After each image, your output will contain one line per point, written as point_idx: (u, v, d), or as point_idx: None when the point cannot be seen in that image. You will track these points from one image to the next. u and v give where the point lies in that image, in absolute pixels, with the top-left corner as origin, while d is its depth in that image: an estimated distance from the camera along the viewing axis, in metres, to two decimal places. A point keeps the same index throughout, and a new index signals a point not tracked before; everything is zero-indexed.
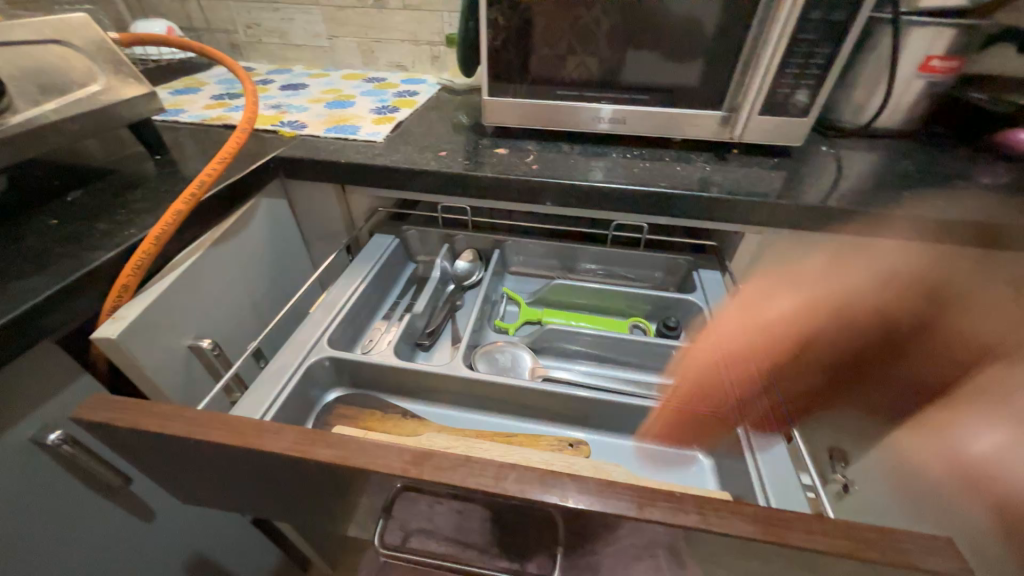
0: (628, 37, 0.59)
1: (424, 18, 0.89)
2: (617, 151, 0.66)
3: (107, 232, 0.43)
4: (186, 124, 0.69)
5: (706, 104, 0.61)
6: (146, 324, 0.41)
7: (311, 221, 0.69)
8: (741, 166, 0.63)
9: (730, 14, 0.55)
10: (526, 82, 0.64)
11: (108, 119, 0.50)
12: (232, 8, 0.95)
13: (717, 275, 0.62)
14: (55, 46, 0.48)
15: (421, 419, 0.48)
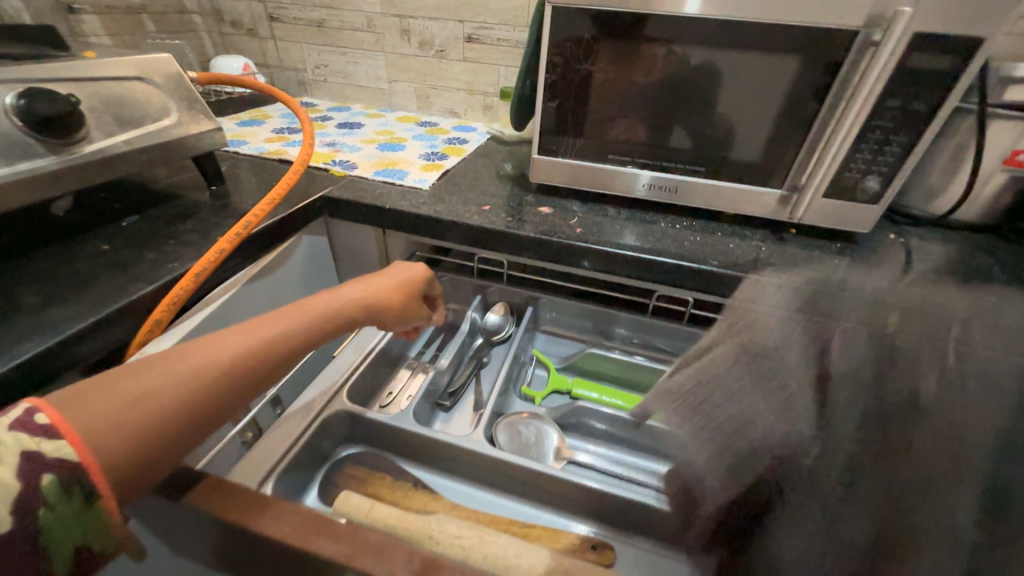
0: (687, 108, 0.58)
1: (481, 70, 0.92)
2: (667, 220, 0.64)
3: (151, 263, 0.44)
4: (245, 155, 0.72)
5: (765, 182, 0.58)
6: None
7: (348, 259, 0.69)
8: (801, 249, 0.59)
9: (798, 95, 0.53)
10: (577, 144, 0.63)
11: (173, 151, 0.52)
12: (304, 50, 1.01)
13: None
14: (137, 83, 0.50)
15: (431, 492, 0.45)
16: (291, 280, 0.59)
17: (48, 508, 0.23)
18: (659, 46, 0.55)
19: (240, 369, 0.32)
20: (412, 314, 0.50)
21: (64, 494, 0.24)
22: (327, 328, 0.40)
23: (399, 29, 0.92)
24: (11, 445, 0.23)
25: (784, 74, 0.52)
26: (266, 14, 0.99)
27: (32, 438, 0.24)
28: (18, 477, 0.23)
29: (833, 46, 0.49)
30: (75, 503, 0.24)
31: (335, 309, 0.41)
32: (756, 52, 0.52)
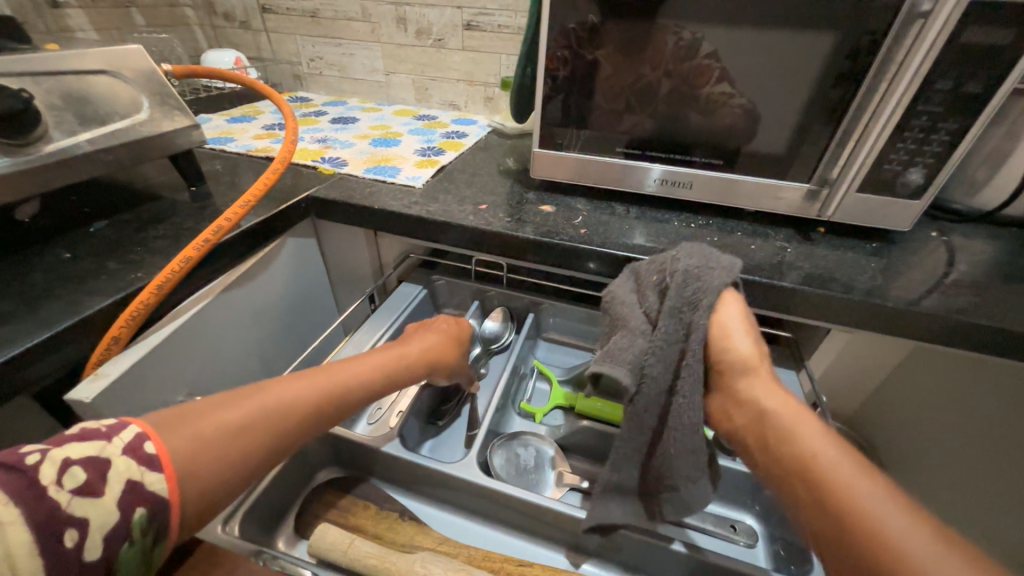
0: (703, 98, 0.52)
1: (481, 60, 0.87)
2: (680, 219, 0.58)
3: (114, 275, 0.40)
4: (231, 153, 0.68)
5: (790, 176, 0.53)
6: (131, 382, 0.37)
7: (339, 262, 0.65)
8: (831, 250, 0.54)
9: (830, 78, 0.47)
10: (581, 137, 0.58)
11: (144, 151, 0.49)
12: (299, 42, 0.97)
13: (794, 376, 0.52)
14: (102, 77, 0.47)
15: (418, 522, 0.41)
16: (275, 287, 0.56)
17: (129, 544, 0.24)
18: (671, 33, 0.50)
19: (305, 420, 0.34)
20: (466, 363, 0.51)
21: (145, 530, 0.25)
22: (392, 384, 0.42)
23: (394, 17, 0.87)
24: (121, 472, 0.25)
25: (814, 55, 0.46)
26: (258, 5, 0.95)
27: (138, 467, 0.26)
28: (116, 506, 0.24)
29: (873, 20, 0.43)
30: (146, 541, 0.25)
31: (403, 363, 0.42)
32: (781, 30, 0.46)
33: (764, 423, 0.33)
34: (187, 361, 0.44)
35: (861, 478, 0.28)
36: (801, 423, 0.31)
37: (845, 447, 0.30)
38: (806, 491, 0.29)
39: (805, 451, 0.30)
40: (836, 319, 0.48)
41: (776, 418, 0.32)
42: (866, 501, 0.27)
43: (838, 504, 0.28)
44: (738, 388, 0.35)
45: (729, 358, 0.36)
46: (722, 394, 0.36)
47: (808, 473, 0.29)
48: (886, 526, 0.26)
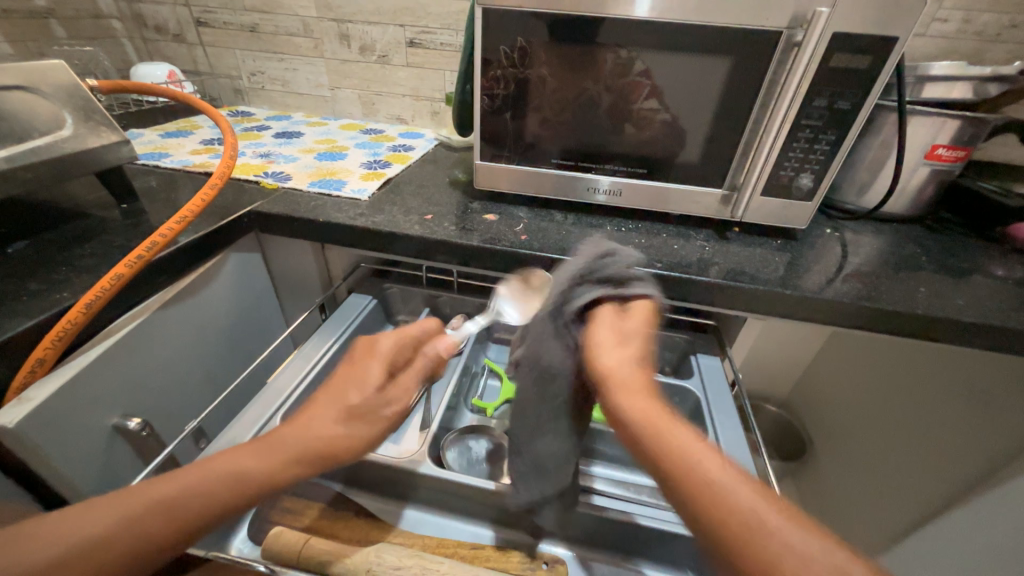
0: (634, 112, 0.57)
1: (427, 76, 0.89)
2: (613, 224, 0.63)
3: (37, 295, 0.39)
4: (167, 169, 0.67)
5: (706, 182, 0.59)
6: (60, 404, 0.37)
7: (286, 275, 0.65)
8: (744, 247, 0.60)
9: (731, 95, 0.53)
10: (520, 149, 0.62)
11: (68, 168, 0.47)
12: (238, 56, 0.96)
13: (717, 361, 0.57)
14: (20, 92, 0.45)
15: (374, 520, 0.42)
16: (218, 302, 0.55)
17: None
18: (611, 51, 0.54)
19: (140, 534, 0.27)
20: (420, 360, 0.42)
21: None
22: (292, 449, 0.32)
23: (337, 34, 0.88)
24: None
25: (714, 76, 0.53)
26: (193, 19, 0.93)
27: None
28: None
29: (761, 45, 0.49)
30: None
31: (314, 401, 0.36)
32: (688, 54, 0.52)
33: (623, 434, 0.31)
34: (122, 380, 0.43)
35: (718, 466, 0.28)
36: (658, 424, 0.30)
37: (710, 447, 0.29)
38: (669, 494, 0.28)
39: (665, 454, 0.29)
40: (749, 307, 0.54)
41: (632, 426, 0.31)
42: (725, 492, 0.26)
43: (704, 504, 0.26)
44: (607, 398, 0.33)
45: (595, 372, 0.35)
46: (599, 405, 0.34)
47: (664, 472, 0.28)
48: (736, 509, 0.26)
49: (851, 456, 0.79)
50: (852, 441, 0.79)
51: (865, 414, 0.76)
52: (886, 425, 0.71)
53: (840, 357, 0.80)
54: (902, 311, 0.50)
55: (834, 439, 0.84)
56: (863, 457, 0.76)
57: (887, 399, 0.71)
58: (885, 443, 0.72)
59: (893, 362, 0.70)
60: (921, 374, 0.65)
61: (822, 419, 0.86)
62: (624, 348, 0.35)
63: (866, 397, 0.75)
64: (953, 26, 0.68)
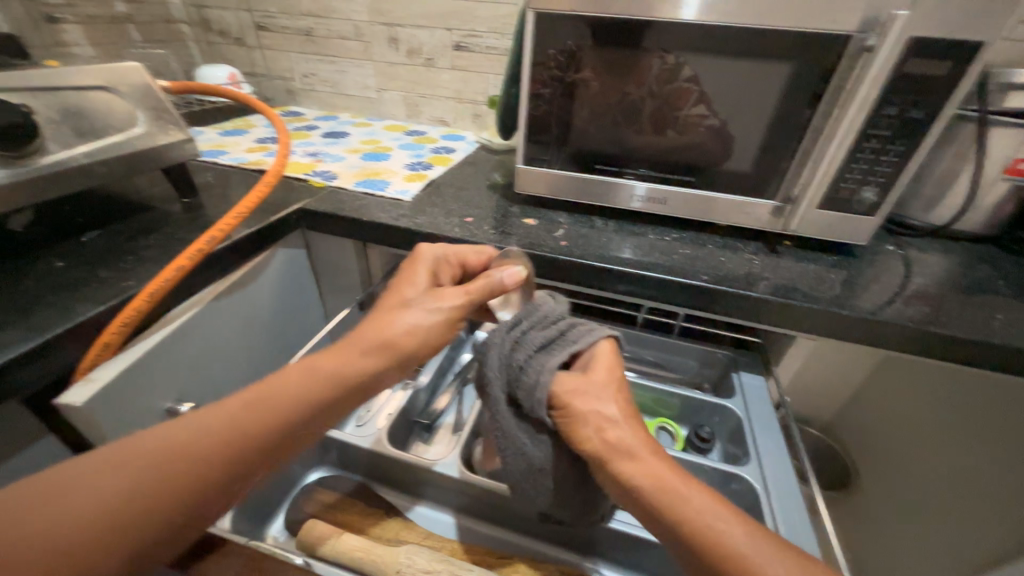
0: (682, 119, 0.56)
1: (471, 79, 0.90)
2: (656, 232, 0.61)
3: (106, 282, 0.42)
4: (224, 165, 0.70)
5: (757, 193, 0.56)
6: (122, 385, 0.39)
7: (328, 272, 0.67)
8: (795, 262, 0.57)
9: (790, 103, 0.51)
10: (562, 154, 0.61)
11: (138, 163, 0.50)
12: (293, 59, 1.00)
13: (761, 380, 0.54)
14: (102, 92, 0.49)
15: (404, 519, 0.42)
16: (264, 295, 0.57)
17: None
18: (657, 57, 0.52)
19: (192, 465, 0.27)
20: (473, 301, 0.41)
21: None
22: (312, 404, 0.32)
23: (386, 37, 0.91)
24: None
25: (772, 83, 0.50)
26: (254, 23, 0.98)
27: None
28: None
29: (826, 50, 0.47)
30: None
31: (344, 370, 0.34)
32: (743, 59, 0.50)
33: (644, 506, 0.31)
34: (178, 365, 0.45)
35: (733, 527, 0.28)
36: (672, 492, 0.30)
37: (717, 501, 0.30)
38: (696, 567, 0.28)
39: (676, 522, 0.29)
40: (799, 326, 0.51)
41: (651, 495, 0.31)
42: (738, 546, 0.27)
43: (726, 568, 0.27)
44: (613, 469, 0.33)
45: (590, 445, 0.34)
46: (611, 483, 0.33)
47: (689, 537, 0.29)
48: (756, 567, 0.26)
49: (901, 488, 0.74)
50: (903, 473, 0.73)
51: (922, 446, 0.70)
52: (940, 461, 0.66)
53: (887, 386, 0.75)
54: (975, 339, 0.46)
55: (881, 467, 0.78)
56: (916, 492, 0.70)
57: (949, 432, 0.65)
58: (937, 481, 0.67)
59: (948, 395, 0.65)
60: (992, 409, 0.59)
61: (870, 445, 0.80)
62: (595, 419, 0.34)
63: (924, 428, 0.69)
64: None
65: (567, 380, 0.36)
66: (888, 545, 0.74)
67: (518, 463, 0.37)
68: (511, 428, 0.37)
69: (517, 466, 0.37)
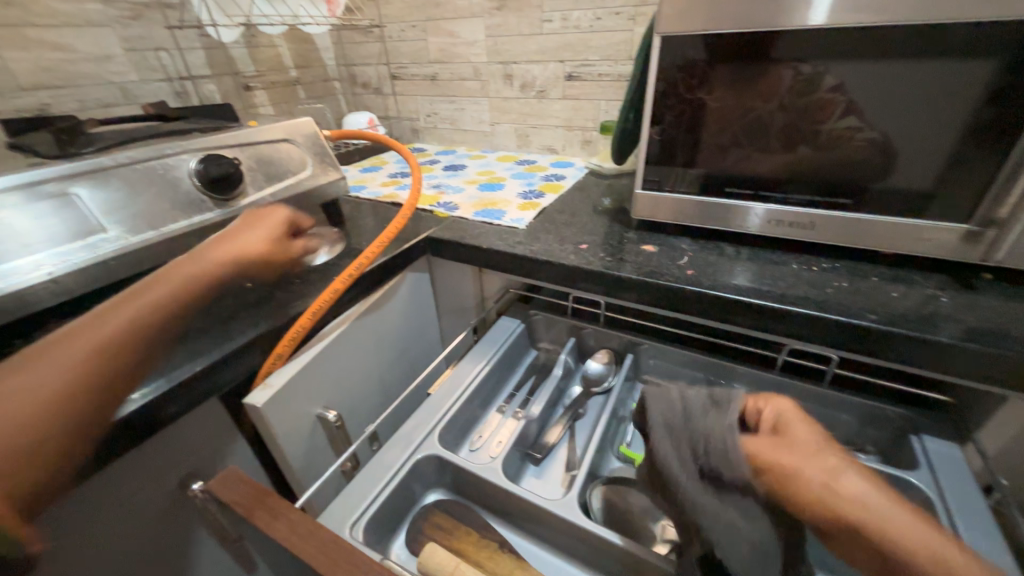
0: (824, 133, 0.49)
1: (582, 107, 0.91)
2: (800, 262, 0.54)
3: (280, 302, 0.49)
4: (365, 199, 0.80)
5: (942, 215, 0.47)
6: (287, 393, 0.45)
7: (446, 296, 0.71)
8: (1002, 301, 0.45)
9: (992, 105, 0.41)
10: (686, 178, 0.58)
11: (306, 201, 0.59)
12: (419, 102, 1.12)
13: (955, 450, 0.43)
14: (284, 144, 0.59)
15: (519, 557, 0.41)
16: (394, 316, 0.62)
17: None
18: (788, 67, 0.48)
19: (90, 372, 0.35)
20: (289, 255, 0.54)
21: None
22: (149, 320, 0.40)
23: (502, 75, 0.97)
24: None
25: (966, 85, 0.42)
26: (390, 74, 1.12)
27: None
28: None
29: None
30: None
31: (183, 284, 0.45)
32: (920, 58, 0.42)
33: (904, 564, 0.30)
34: (327, 375, 0.51)
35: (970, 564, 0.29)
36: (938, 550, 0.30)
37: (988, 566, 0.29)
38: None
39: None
40: (1015, 383, 0.40)
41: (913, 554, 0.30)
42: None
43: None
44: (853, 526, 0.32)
45: (816, 500, 0.33)
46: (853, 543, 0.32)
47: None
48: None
49: None
50: None
51: None
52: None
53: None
54: None
55: None
56: None
57: None
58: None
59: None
60: None
61: None
62: (811, 462, 0.35)
63: None
64: None
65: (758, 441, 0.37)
66: None
67: (735, 545, 0.34)
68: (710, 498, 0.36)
69: (735, 548, 0.34)
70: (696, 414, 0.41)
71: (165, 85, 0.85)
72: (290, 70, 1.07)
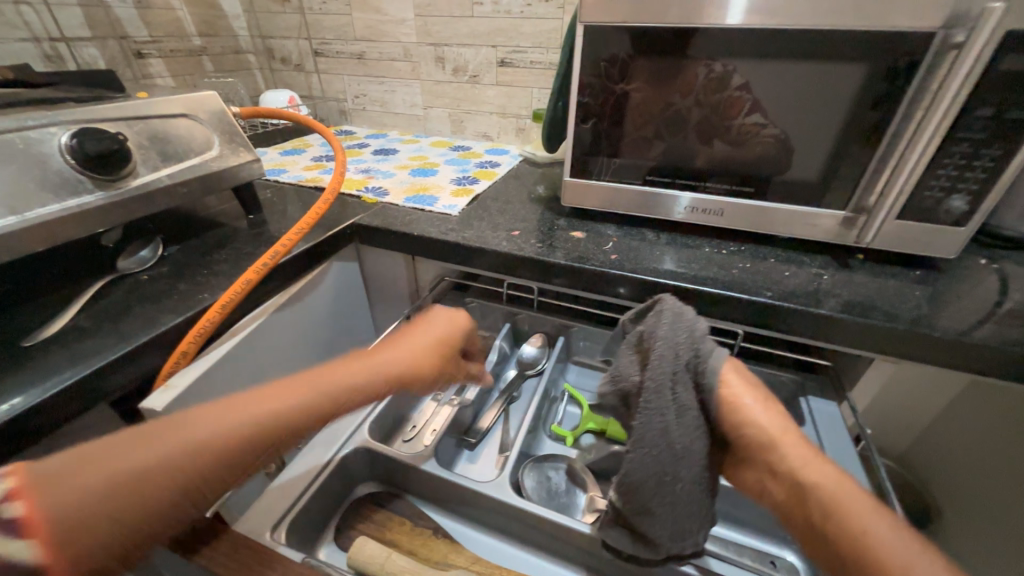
0: (735, 128, 0.53)
1: (515, 94, 0.91)
2: (711, 246, 0.59)
3: (183, 294, 0.45)
4: (285, 184, 0.74)
5: (825, 202, 0.53)
6: (194, 393, 0.41)
7: (378, 285, 0.69)
8: (870, 277, 0.52)
9: (863, 106, 0.47)
10: (612, 166, 0.60)
11: (213, 183, 0.54)
12: (346, 81, 1.06)
13: (834, 407, 0.50)
14: (182, 119, 0.53)
15: (454, 541, 0.41)
16: (320, 308, 0.59)
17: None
18: (703, 65, 0.51)
19: None
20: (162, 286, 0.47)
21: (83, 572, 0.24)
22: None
23: (434, 57, 0.94)
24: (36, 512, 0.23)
25: (843, 88, 0.47)
26: (312, 50, 1.04)
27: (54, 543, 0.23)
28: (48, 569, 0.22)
29: (906, 49, 0.43)
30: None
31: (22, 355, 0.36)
32: (807, 61, 0.47)
33: (808, 502, 0.30)
34: (244, 374, 0.47)
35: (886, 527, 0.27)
36: (850, 501, 0.28)
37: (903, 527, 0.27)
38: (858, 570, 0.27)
39: (852, 530, 0.27)
40: (878, 347, 0.47)
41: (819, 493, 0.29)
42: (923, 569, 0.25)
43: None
44: (771, 460, 0.32)
45: (748, 432, 0.33)
46: (769, 474, 0.32)
47: (858, 537, 0.27)
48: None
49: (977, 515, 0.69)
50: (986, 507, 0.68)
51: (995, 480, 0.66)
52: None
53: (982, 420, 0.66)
54: None
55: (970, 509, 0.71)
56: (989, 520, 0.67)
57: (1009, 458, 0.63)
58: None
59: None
60: None
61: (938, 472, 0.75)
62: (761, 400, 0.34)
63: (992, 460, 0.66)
64: None
65: (731, 370, 0.35)
66: None
67: (660, 448, 0.35)
68: (667, 400, 0.35)
69: (656, 449, 0.35)
70: (694, 337, 0.36)
71: (30, 46, 0.72)
72: (193, 38, 0.96)
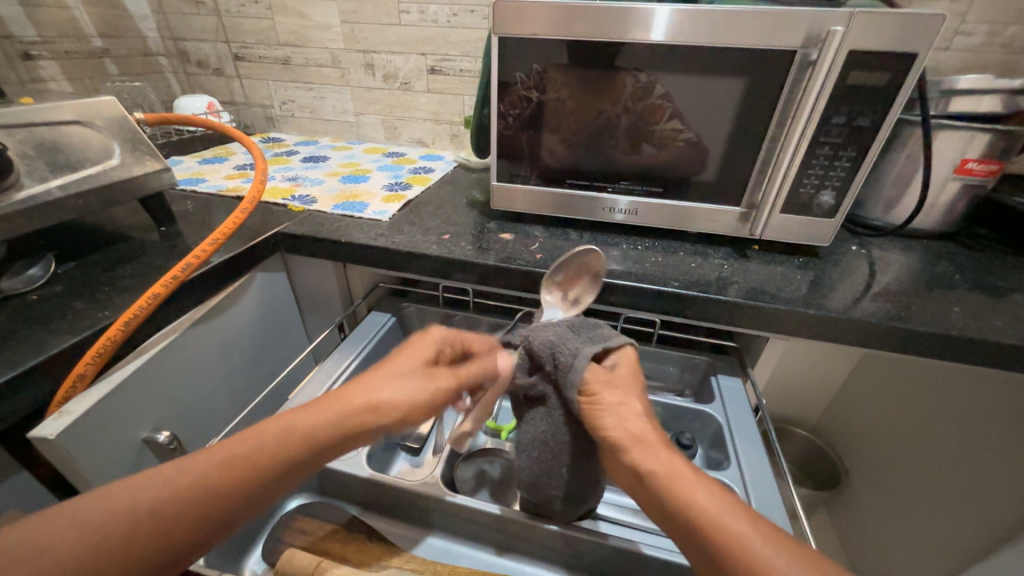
0: (657, 133, 0.57)
1: (447, 101, 0.93)
2: (629, 243, 0.63)
3: (79, 315, 0.42)
4: (203, 193, 0.71)
5: (723, 200, 0.59)
6: (94, 417, 0.38)
7: (309, 294, 0.67)
8: (763, 265, 0.59)
9: (747, 114, 0.53)
10: (536, 171, 0.63)
11: (115, 195, 0.51)
12: (271, 87, 1.02)
13: (738, 382, 0.56)
14: (77, 127, 0.49)
15: (389, 543, 0.42)
16: (243, 321, 0.57)
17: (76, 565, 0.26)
18: (630, 75, 0.54)
19: None
20: (58, 304, 0.43)
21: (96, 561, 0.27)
22: None
23: (363, 63, 0.93)
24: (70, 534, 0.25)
25: (731, 97, 0.53)
26: (231, 53, 1.00)
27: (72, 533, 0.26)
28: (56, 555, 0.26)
29: (777, 64, 0.49)
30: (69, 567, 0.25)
31: None
32: (699, 74, 0.52)
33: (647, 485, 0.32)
34: (157, 394, 0.45)
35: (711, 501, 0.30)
36: (677, 479, 0.31)
37: (719, 495, 0.30)
38: (686, 535, 0.30)
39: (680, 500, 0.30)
40: (770, 327, 0.53)
41: (654, 474, 0.32)
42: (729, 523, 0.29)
43: (713, 543, 0.28)
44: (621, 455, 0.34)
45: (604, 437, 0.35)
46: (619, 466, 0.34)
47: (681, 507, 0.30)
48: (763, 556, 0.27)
49: (868, 466, 0.80)
50: (875, 461, 0.78)
51: (874, 431, 0.78)
52: (926, 447, 0.67)
53: (863, 379, 0.78)
54: (935, 332, 0.48)
55: (862, 463, 0.81)
56: (876, 470, 0.78)
57: (889, 412, 0.74)
58: (919, 460, 0.69)
59: (931, 383, 0.67)
60: (909, 386, 0.71)
61: (839, 432, 0.86)
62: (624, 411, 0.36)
63: (876, 418, 0.77)
64: (980, 39, 0.67)
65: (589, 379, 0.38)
66: (868, 536, 0.78)
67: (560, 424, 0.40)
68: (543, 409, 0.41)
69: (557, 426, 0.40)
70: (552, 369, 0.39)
71: None
72: (92, 39, 0.89)
